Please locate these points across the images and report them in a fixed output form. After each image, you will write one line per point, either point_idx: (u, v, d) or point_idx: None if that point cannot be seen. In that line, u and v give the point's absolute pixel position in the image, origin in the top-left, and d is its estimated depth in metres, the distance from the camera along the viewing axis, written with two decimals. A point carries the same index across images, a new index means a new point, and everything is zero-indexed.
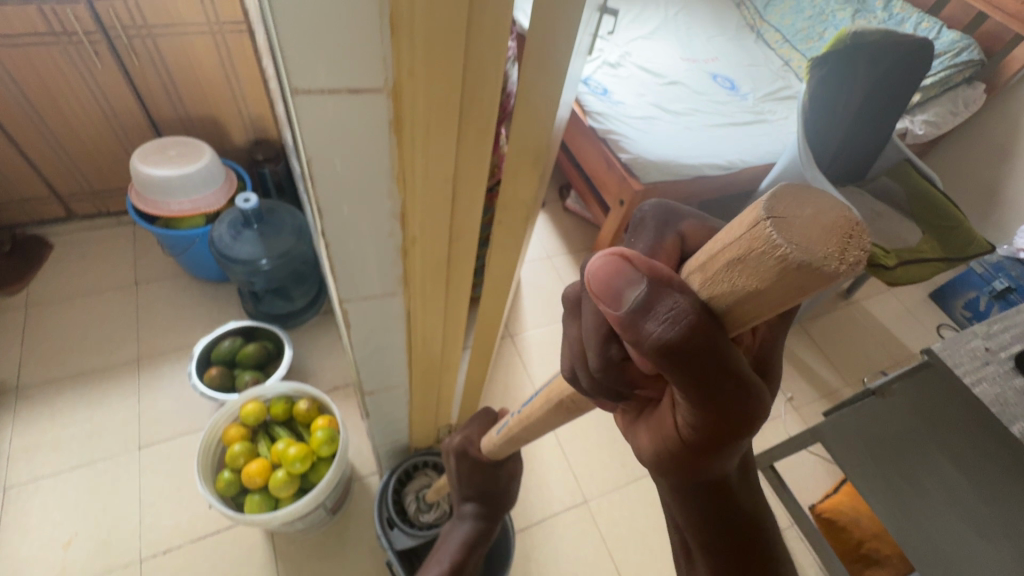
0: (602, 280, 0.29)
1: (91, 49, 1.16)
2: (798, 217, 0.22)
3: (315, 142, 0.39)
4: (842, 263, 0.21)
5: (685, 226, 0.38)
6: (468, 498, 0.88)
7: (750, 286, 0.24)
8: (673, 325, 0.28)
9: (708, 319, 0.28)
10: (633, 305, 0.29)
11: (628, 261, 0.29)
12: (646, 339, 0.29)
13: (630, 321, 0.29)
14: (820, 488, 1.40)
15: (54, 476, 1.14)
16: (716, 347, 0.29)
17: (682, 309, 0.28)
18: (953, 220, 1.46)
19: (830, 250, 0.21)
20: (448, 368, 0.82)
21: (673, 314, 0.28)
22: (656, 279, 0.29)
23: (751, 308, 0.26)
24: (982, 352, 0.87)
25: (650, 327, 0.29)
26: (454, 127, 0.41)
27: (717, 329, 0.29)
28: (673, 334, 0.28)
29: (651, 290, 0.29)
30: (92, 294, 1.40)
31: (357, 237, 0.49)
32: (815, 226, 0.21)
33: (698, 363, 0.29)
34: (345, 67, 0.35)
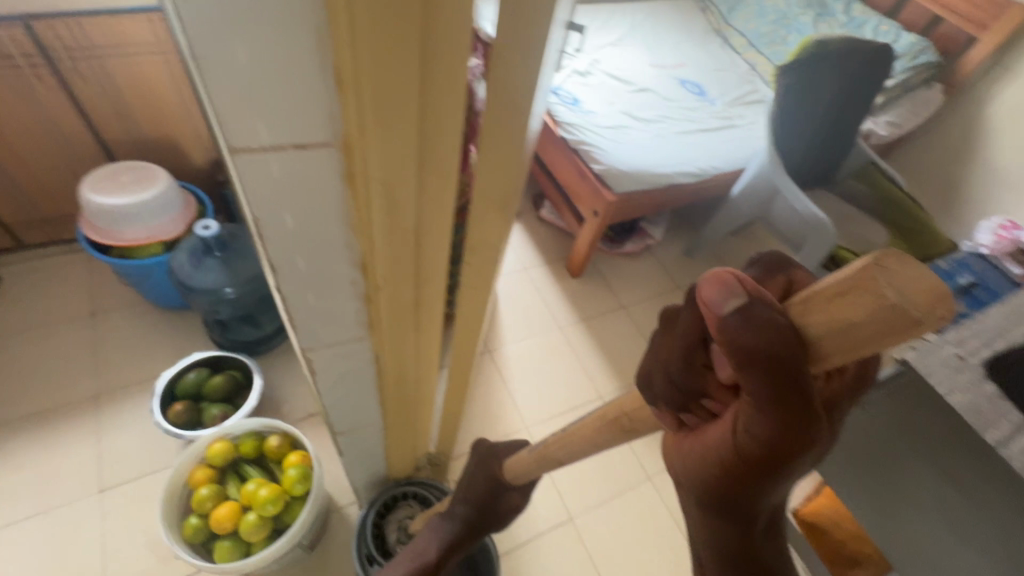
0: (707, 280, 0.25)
1: (31, 72, 1.09)
2: (908, 269, 0.20)
3: (260, 199, 0.36)
4: (934, 315, 0.19)
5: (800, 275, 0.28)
6: (466, 506, 0.75)
7: (845, 321, 0.21)
8: (762, 339, 0.24)
9: (798, 347, 0.24)
10: (728, 311, 0.24)
11: (734, 277, 0.25)
12: (726, 344, 0.24)
13: (722, 328, 0.24)
14: (801, 490, 1.41)
15: (8, 527, 1.07)
16: (800, 380, 0.24)
17: (777, 329, 0.24)
18: (916, 218, 1.54)
19: (930, 300, 0.19)
20: (424, 402, 0.79)
21: (765, 331, 0.24)
22: (754, 294, 0.24)
23: (839, 348, 0.23)
24: (954, 359, 0.89)
25: (733, 327, 0.24)
26: (412, 178, 0.38)
27: (802, 360, 0.24)
28: (756, 343, 0.24)
29: (751, 305, 0.24)
30: (45, 328, 1.32)
31: (316, 288, 0.46)
32: (922, 277, 0.20)
33: (779, 382, 0.24)
34: (286, 123, 0.32)
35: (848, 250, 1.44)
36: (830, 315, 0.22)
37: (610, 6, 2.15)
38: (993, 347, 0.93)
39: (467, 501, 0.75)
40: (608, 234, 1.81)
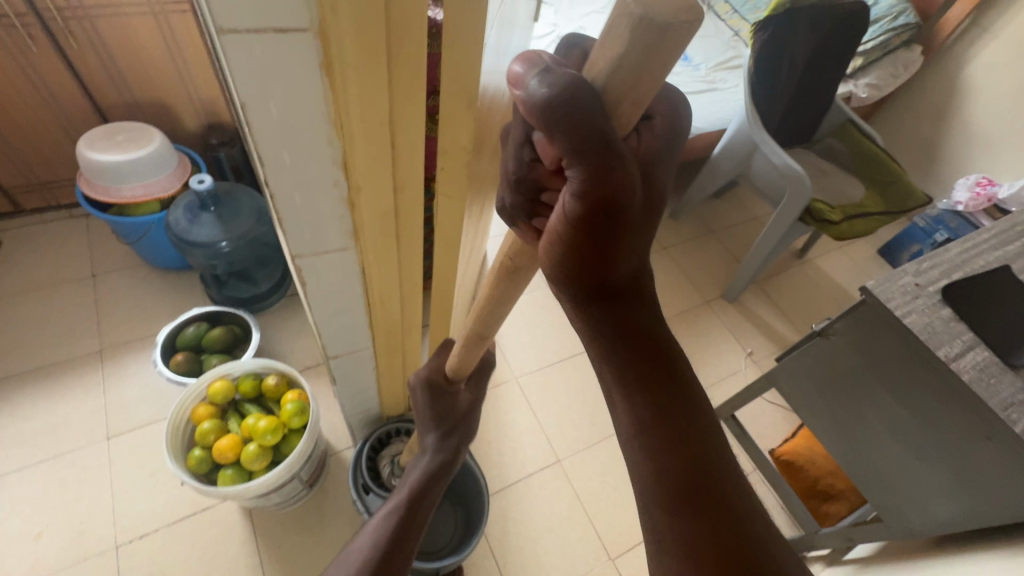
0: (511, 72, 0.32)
1: (25, 32, 1.12)
2: None
3: (246, 85, 0.40)
4: (678, 17, 0.25)
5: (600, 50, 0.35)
6: (433, 428, 0.80)
7: (613, 54, 0.27)
8: (556, 92, 0.29)
9: (593, 100, 0.29)
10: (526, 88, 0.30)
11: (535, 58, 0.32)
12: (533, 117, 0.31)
13: (525, 101, 0.31)
14: (779, 434, 1.48)
15: (19, 471, 1.12)
16: (600, 129, 0.29)
17: (567, 84, 0.29)
18: (892, 173, 1.56)
19: (670, 8, 0.25)
20: (411, 329, 0.84)
21: (557, 87, 0.29)
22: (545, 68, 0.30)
23: (622, 86, 0.28)
24: (911, 288, 0.95)
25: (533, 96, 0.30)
26: (383, 70, 0.43)
27: (599, 109, 0.29)
28: (550, 100, 0.29)
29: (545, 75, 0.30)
30: (47, 289, 1.36)
31: (301, 187, 0.51)
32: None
33: (581, 133, 0.29)
34: (267, 5, 0.36)
35: (825, 202, 1.48)
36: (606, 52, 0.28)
37: None
38: (950, 277, 0.97)
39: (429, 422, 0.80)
40: None
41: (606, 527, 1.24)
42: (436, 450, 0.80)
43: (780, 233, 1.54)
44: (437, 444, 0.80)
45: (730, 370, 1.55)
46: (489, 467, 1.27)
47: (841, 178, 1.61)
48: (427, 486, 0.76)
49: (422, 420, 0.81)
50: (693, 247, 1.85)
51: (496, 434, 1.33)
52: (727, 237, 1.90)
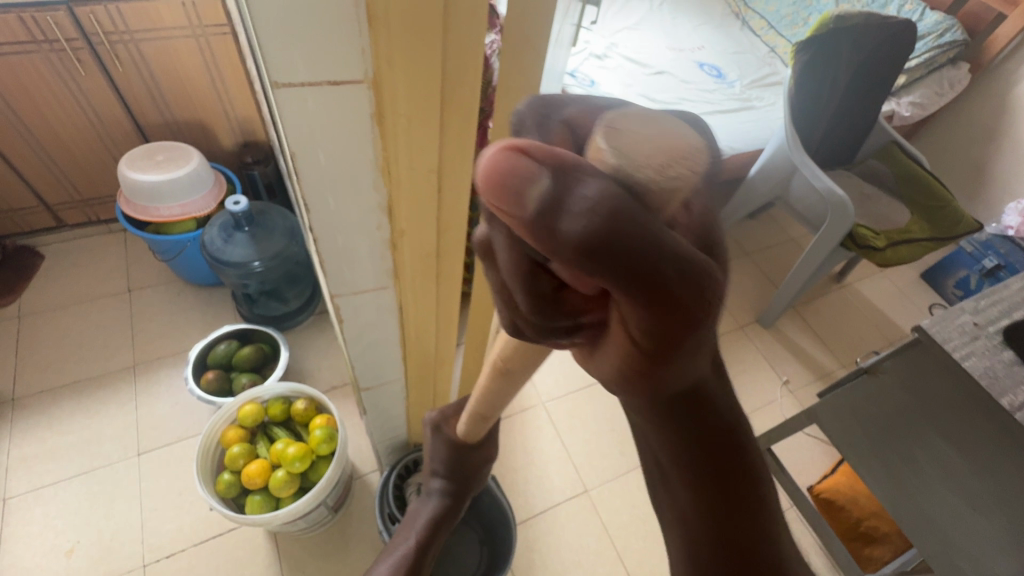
0: (492, 183, 0.19)
1: (73, 56, 1.15)
2: (636, 131, 0.22)
3: (297, 136, 0.39)
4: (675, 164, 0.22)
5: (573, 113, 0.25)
6: (440, 477, 0.83)
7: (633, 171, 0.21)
8: (589, 214, 0.19)
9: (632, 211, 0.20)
10: (540, 204, 0.19)
11: (523, 152, 0.19)
12: (565, 254, 0.20)
13: (539, 224, 0.20)
14: (817, 469, 1.41)
15: (53, 486, 1.13)
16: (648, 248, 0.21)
17: (602, 196, 0.19)
18: (940, 198, 1.48)
19: (657, 148, 0.22)
20: (443, 361, 0.82)
21: (591, 204, 0.19)
22: (566, 164, 0.19)
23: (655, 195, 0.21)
24: (970, 327, 0.90)
25: (566, 230, 0.20)
26: (436, 118, 0.41)
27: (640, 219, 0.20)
28: (598, 232, 0.19)
29: (558, 178, 0.19)
30: (85, 303, 1.39)
31: (344, 231, 0.50)
32: (647, 137, 0.22)
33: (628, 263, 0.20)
34: (324, 59, 0.35)
35: (868, 228, 1.44)
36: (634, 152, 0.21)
37: None
38: (1011, 316, 0.92)
39: (438, 470, 0.83)
40: None
41: (634, 562, 1.20)
42: (441, 496, 0.83)
43: (820, 257, 1.49)
44: (442, 489, 0.83)
45: (765, 400, 1.50)
46: (515, 495, 1.25)
47: (885, 204, 1.56)
48: (428, 536, 0.81)
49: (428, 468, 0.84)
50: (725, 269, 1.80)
51: (522, 461, 1.30)
52: (761, 259, 1.85)
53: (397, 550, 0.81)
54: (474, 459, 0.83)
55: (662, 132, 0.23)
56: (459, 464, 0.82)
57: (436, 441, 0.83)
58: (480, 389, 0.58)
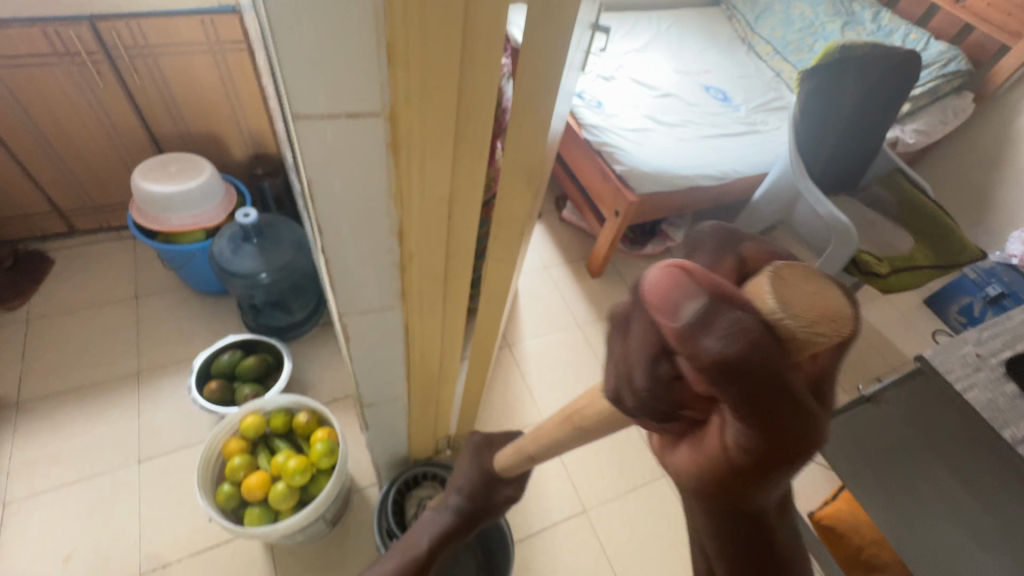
0: (658, 289, 0.23)
1: (93, 69, 1.18)
2: (803, 286, 0.24)
3: (315, 164, 0.41)
4: (826, 328, 0.23)
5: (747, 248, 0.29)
6: (462, 494, 0.84)
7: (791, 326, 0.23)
8: (736, 345, 0.22)
9: (775, 348, 0.22)
10: (693, 315, 0.22)
11: (686, 273, 0.23)
12: (699, 361, 0.22)
13: (685, 337, 0.22)
14: (818, 494, 1.41)
15: (53, 491, 1.14)
16: (776, 384, 0.22)
17: (747, 329, 0.22)
18: (944, 226, 1.49)
19: (817, 311, 0.23)
20: (447, 380, 0.83)
21: (736, 333, 0.22)
22: (721, 290, 0.23)
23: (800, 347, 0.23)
24: (973, 358, 0.89)
25: (705, 344, 0.22)
26: (449, 148, 0.43)
27: (780, 358, 0.22)
28: (735, 357, 0.22)
29: (712, 304, 0.22)
30: (92, 308, 1.40)
31: (355, 254, 0.51)
32: (813, 294, 0.24)
33: (756, 394, 0.22)
34: (344, 94, 0.36)
35: (871, 253, 1.44)
36: (803, 302, 0.23)
37: (635, 15, 2.21)
38: (1014, 347, 0.90)
39: (461, 487, 0.85)
40: (629, 236, 1.84)
41: None
42: (454, 515, 0.83)
43: None
44: (457, 507, 0.84)
45: None
46: (514, 514, 1.24)
47: (889, 230, 1.57)
48: (432, 545, 0.80)
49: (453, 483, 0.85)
50: None
51: None
52: None
53: (398, 550, 0.80)
54: (498, 494, 0.85)
55: (821, 288, 0.24)
56: (481, 491, 0.84)
57: (471, 462, 0.87)
58: (537, 431, 0.61)
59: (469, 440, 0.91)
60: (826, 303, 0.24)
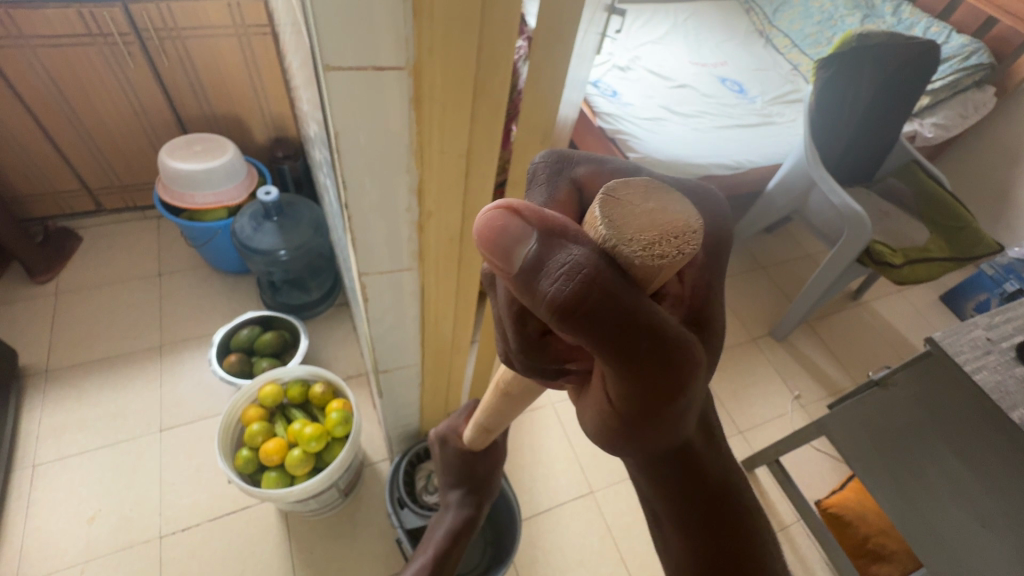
0: (489, 245, 0.27)
1: (124, 50, 1.22)
2: (630, 211, 0.28)
3: (342, 117, 0.43)
4: (663, 247, 0.27)
5: (580, 173, 0.35)
6: (455, 487, 0.89)
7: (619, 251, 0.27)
8: (567, 283, 0.26)
9: (609, 278, 0.27)
10: (523, 259, 0.27)
11: (515, 215, 0.26)
12: (542, 302, 0.27)
13: (525, 281, 0.27)
14: (826, 484, 1.41)
15: (80, 455, 1.18)
16: (619, 313, 0.27)
17: (576, 265, 0.26)
18: (960, 218, 1.47)
19: (642, 234, 0.27)
20: (459, 349, 0.85)
21: (566, 271, 0.26)
22: (547, 233, 0.27)
23: (643, 268, 0.27)
24: (982, 342, 0.88)
25: (544, 287, 0.27)
26: (468, 105, 0.45)
27: (618, 286, 0.27)
28: (570, 293, 0.26)
29: (542, 244, 0.26)
30: (118, 284, 1.45)
31: (377, 212, 0.53)
32: (639, 218, 0.28)
33: (600, 324, 0.27)
34: (372, 46, 0.39)
35: (885, 244, 1.43)
36: (633, 226, 0.27)
37: (652, 7, 2.21)
38: None
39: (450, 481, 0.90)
40: None
41: (637, 565, 1.21)
42: (460, 504, 0.88)
43: (835, 273, 1.49)
44: (459, 497, 0.88)
45: (774, 412, 1.50)
46: (521, 492, 1.26)
47: (904, 222, 1.55)
48: (451, 539, 0.83)
49: (442, 482, 0.90)
50: (740, 282, 1.81)
51: (530, 459, 1.32)
52: (778, 274, 1.85)
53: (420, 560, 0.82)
54: (482, 466, 0.91)
55: (658, 207, 0.28)
56: (469, 471, 0.89)
57: (446, 451, 0.91)
58: (487, 403, 0.63)
59: (435, 430, 0.94)
60: (660, 226, 0.28)
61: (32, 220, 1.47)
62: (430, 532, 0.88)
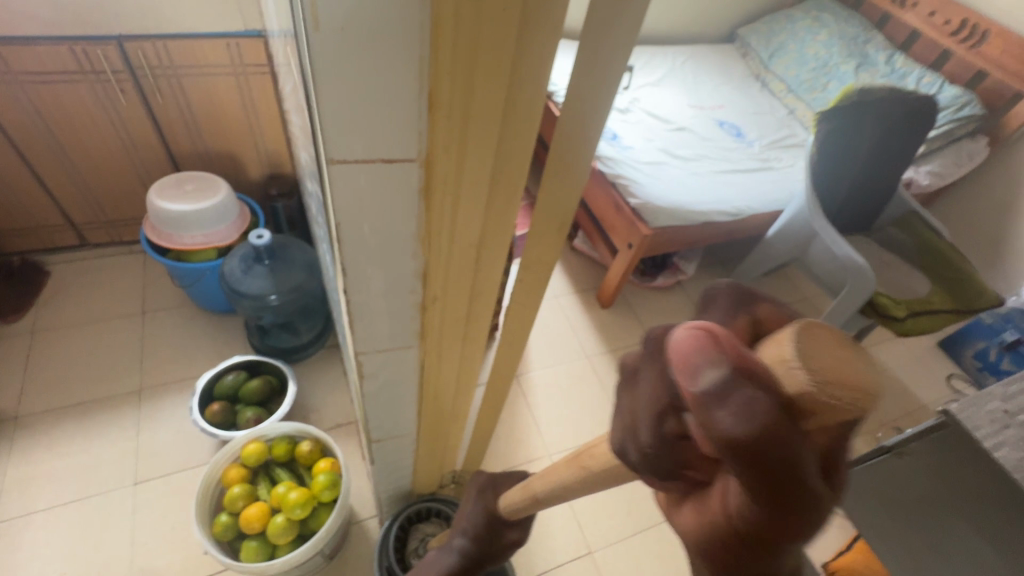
0: (680, 353, 0.24)
1: (117, 86, 1.19)
2: (824, 341, 0.24)
3: (345, 207, 0.39)
4: (848, 400, 0.23)
5: (761, 311, 0.31)
6: (467, 535, 0.80)
7: (810, 392, 0.22)
8: (744, 423, 0.21)
9: (791, 427, 0.22)
10: (711, 389, 0.22)
11: (715, 338, 0.23)
12: (708, 433, 0.23)
13: (699, 404, 0.23)
14: (831, 543, 1.36)
15: (46, 511, 1.11)
16: (787, 469, 0.22)
17: (762, 412, 0.22)
18: (962, 271, 1.47)
19: (835, 370, 0.22)
20: (459, 417, 0.80)
21: (749, 411, 0.22)
22: (742, 363, 0.23)
23: (827, 412, 0.22)
24: (1001, 415, 0.82)
25: (717, 417, 0.22)
26: (483, 193, 0.42)
27: (797, 436, 0.22)
28: (744, 437, 0.22)
29: (733, 377, 0.22)
30: (99, 323, 1.39)
31: (380, 295, 0.49)
32: (833, 352, 0.23)
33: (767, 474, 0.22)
34: (379, 140, 0.35)
35: (888, 295, 1.42)
36: (825, 353, 0.23)
37: (651, 50, 2.24)
38: None
39: (466, 529, 0.81)
40: (639, 267, 1.85)
41: None
42: (461, 556, 0.81)
43: (836, 322, 1.47)
44: (463, 550, 0.81)
45: None
46: (517, 553, 1.20)
47: (905, 272, 1.54)
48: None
49: (459, 524, 0.82)
50: None
51: None
52: None
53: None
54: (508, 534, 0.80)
55: (859, 357, 0.24)
56: (491, 531, 0.79)
57: (477, 500, 0.82)
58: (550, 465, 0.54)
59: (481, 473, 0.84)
60: (853, 372, 0.23)
61: (9, 255, 1.41)
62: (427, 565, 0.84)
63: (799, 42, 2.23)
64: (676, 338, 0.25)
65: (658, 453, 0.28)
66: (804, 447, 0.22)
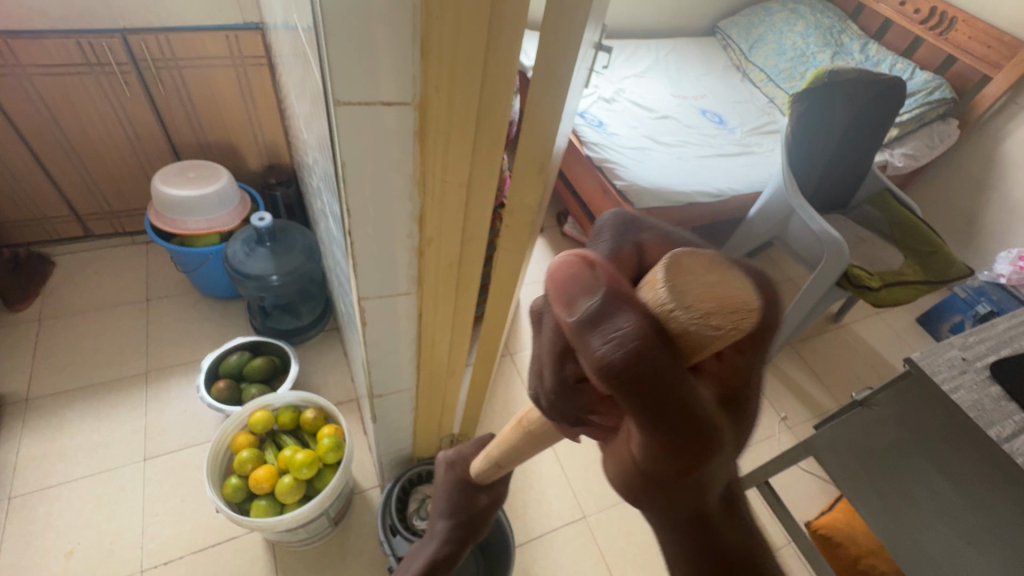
0: (559, 284, 0.27)
1: (121, 78, 1.24)
2: (692, 277, 0.27)
3: (351, 149, 0.45)
4: (711, 322, 0.26)
5: (647, 238, 0.34)
6: (445, 516, 0.86)
7: (673, 312, 0.26)
8: (617, 347, 0.25)
9: (664, 347, 0.26)
10: (586, 319, 0.26)
11: (589, 266, 0.27)
12: (588, 357, 0.26)
13: (578, 332, 0.26)
14: (815, 505, 1.42)
15: (60, 486, 1.15)
16: (665, 386, 0.26)
17: (630, 333, 0.25)
18: (932, 244, 1.54)
19: (700, 304, 0.26)
20: (454, 373, 0.86)
21: (620, 336, 0.25)
22: (616, 293, 0.26)
23: (692, 340, 0.26)
24: (959, 361, 0.92)
25: (594, 344, 0.26)
26: (470, 137, 0.48)
27: (669, 358, 0.26)
28: (618, 360, 0.25)
29: (606, 303, 0.26)
30: (104, 310, 1.44)
31: (380, 238, 0.55)
32: (699, 285, 0.27)
33: (650, 395, 0.26)
34: (379, 83, 0.41)
35: (863, 268, 1.49)
36: (693, 286, 0.27)
37: (635, 43, 2.33)
38: (998, 353, 0.94)
39: (443, 511, 0.87)
40: None
41: None
42: (446, 538, 0.85)
43: (816, 295, 1.54)
44: (445, 531, 0.85)
45: (763, 434, 1.56)
46: (514, 518, 1.25)
47: (879, 246, 1.61)
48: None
49: (437, 507, 0.87)
50: None
51: (522, 484, 1.32)
52: None
53: None
54: (492, 493, 0.73)
55: (724, 280, 0.28)
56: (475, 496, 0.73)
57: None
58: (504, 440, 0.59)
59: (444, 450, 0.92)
60: (719, 297, 0.27)
61: (15, 246, 1.45)
62: (415, 552, 0.88)
63: (777, 34, 2.32)
64: (554, 272, 0.28)
65: (560, 392, 0.34)
66: (671, 366, 0.26)
